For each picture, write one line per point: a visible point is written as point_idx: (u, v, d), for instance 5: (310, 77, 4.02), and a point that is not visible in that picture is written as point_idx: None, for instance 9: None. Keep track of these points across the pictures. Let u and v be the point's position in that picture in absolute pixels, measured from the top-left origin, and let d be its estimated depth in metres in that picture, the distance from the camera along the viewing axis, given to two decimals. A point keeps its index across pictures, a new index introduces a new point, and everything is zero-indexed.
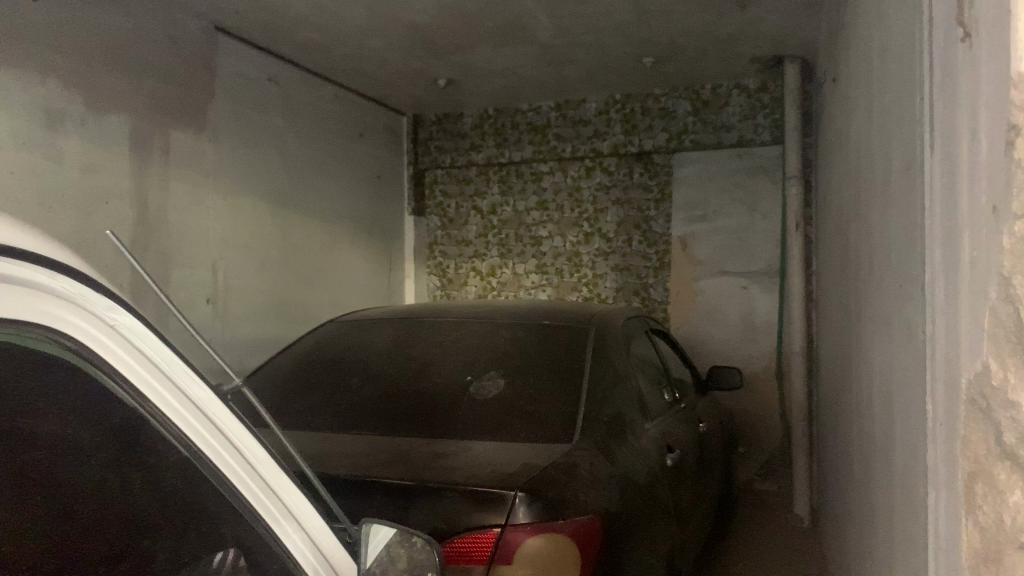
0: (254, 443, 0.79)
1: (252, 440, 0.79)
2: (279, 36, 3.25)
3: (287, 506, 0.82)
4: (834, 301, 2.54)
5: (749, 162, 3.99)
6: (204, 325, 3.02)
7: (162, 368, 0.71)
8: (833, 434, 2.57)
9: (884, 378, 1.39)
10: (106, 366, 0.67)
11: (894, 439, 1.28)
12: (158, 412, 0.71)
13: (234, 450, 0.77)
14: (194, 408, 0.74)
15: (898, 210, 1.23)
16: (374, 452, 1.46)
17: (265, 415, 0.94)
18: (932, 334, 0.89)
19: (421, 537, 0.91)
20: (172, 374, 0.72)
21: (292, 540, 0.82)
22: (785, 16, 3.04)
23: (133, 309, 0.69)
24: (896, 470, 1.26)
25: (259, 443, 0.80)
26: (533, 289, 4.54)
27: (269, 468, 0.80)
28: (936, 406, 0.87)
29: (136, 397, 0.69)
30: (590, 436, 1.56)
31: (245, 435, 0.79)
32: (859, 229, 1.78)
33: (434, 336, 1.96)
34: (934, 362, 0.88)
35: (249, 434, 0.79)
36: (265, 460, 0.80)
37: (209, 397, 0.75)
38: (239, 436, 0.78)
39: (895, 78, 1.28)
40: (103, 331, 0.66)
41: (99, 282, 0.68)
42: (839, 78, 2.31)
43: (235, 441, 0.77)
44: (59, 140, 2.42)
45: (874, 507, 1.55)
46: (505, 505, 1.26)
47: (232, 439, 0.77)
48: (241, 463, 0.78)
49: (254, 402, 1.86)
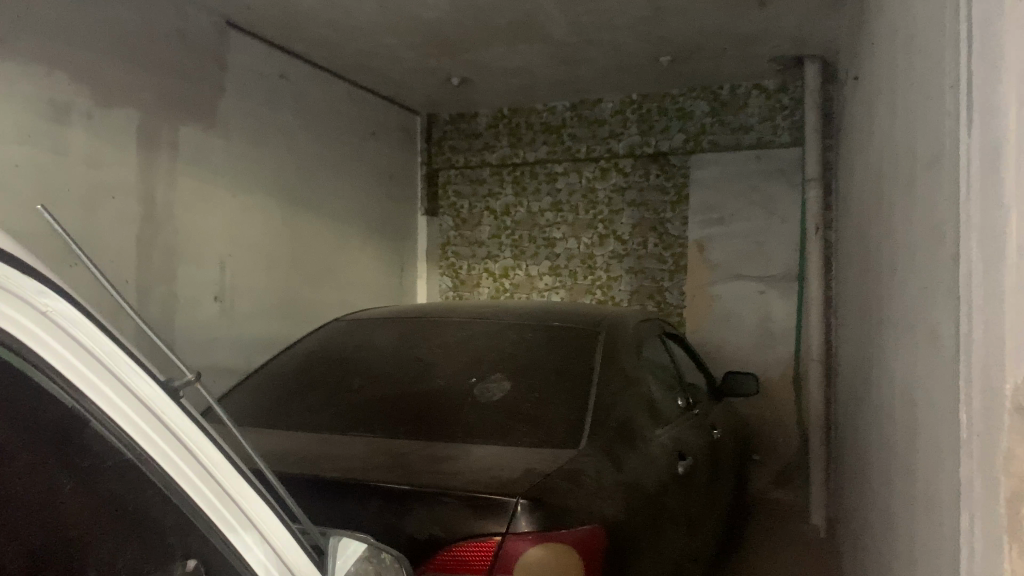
0: (207, 443, 0.75)
1: (204, 441, 0.75)
2: (290, 32, 3.22)
3: (246, 510, 0.78)
4: (855, 305, 2.46)
5: (768, 164, 3.90)
6: (212, 324, 3.00)
7: (102, 360, 0.68)
8: (852, 445, 2.49)
9: (906, 387, 1.32)
10: (34, 357, 0.63)
11: (917, 450, 1.21)
12: (97, 408, 0.67)
13: (185, 450, 0.73)
14: (137, 404, 0.70)
15: (924, 209, 1.17)
16: (370, 456, 1.41)
17: (225, 419, 0.89)
18: (967, 334, 0.83)
19: (390, 554, 0.92)
20: (113, 365, 0.68)
21: (252, 548, 0.78)
22: (805, 14, 2.96)
23: (67, 296, 0.67)
24: (919, 483, 1.19)
25: (213, 444, 0.76)
26: (546, 292, 4.48)
27: (225, 470, 0.76)
28: (971, 415, 0.81)
29: (70, 390, 0.65)
30: (597, 443, 1.50)
31: (198, 435, 0.75)
32: (881, 230, 1.71)
33: (437, 337, 1.91)
34: (969, 369, 0.81)
35: (202, 434, 0.76)
36: (219, 465, 0.76)
37: (155, 391, 0.72)
38: (191, 436, 0.74)
39: (921, 69, 1.22)
40: (32, 317, 0.63)
41: (30, 267, 0.65)
42: (861, 76, 2.23)
43: (187, 441, 0.73)
44: (65, 134, 2.40)
45: (895, 522, 1.48)
46: (506, 512, 1.20)
47: (183, 438, 0.73)
48: (193, 465, 0.73)
49: (252, 404, 1.81)
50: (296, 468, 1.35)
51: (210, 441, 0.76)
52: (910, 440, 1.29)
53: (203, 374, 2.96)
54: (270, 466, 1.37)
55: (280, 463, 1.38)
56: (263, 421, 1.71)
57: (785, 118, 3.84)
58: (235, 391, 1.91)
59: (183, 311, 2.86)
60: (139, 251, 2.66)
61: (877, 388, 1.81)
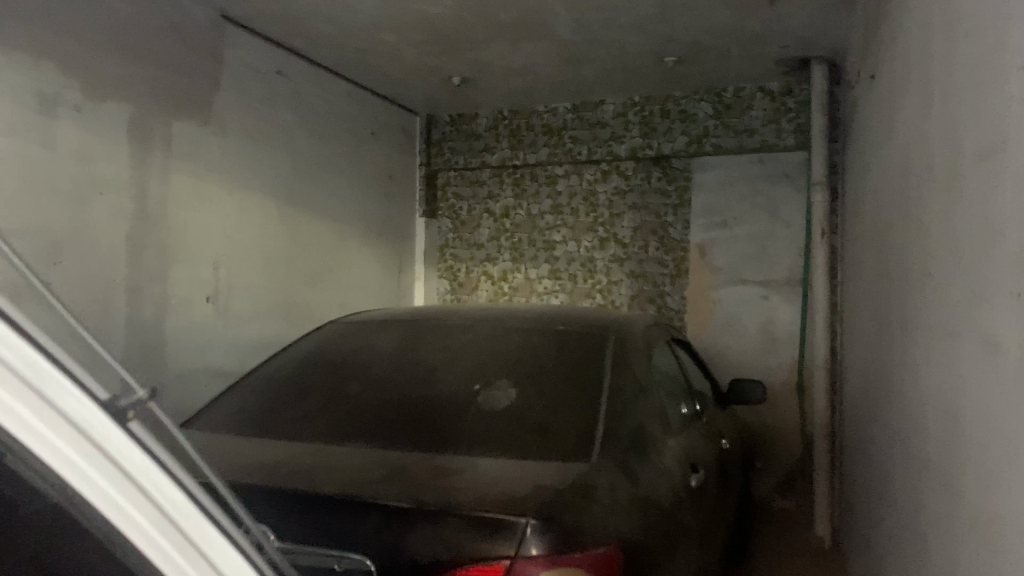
0: (163, 479, 0.62)
1: (160, 474, 0.62)
2: (288, 27, 3.13)
3: (212, 563, 0.66)
4: (869, 311, 2.39)
5: (772, 168, 3.85)
6: (204, 326, 2.91)
7: (21, 374, 0.54)
8: (865, 454, 2.41)
9: (952, 399, 1.25)
10: None
11: (971, 470, 1.13)
12: (11, 436, 0.54)
13: (133, 487, 0.60)
14: (71, 431, 0.57)
15: (975, 208, 1.10)
16: (370, 469, 1.33)
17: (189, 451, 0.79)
18: None
19: None
20: (37, 382, 0.55)
21: None
22: (816, 13, 2.90)
23: None
24: (972, 505, 1.12)
25: (169, 478, 0.63)
26: (546, 295, 4.41)
27: (184, 511, 0.64)
28: None
29: None
30: (611, 456, 1.42)
31: (150, 467, 0.62)
32: (908, 233, 1.64)
33: (439, 341, 1.83)
34: None
35: (157, 466, 0.62)
36: (177, 503, 0.63)
37: (93, 415, 0.58)
38: (141, 470, 0.61)
39: (971, 60, 1.14)
40: None
41: None
42: (881, 73, 2.16)
43: (134, 474, 0.60)
44: (54, 127, 2.31)
45: (930, 541, 1.40)
46: (517, 532, 1.12)
47: (129, 471, 0.60)
48: (142, 504, 0.61)
49: (245, 410, 1.73)
50: (291, 481, 1.27)
51: (167, 476, 0.63)
52: (953, 453, 1.21)
53: (195, 376, 2.87)
54: (263, 479, 1.28)
55: (274, 476, 1.29)
56: (256, 429, 1.63)
57: (790, 121, 3.77)
58: (229, 395, 1.82)
59: (176, 313, 2.78)
60: (129, 251, 2.58)
61: (901, 399, 1.73)
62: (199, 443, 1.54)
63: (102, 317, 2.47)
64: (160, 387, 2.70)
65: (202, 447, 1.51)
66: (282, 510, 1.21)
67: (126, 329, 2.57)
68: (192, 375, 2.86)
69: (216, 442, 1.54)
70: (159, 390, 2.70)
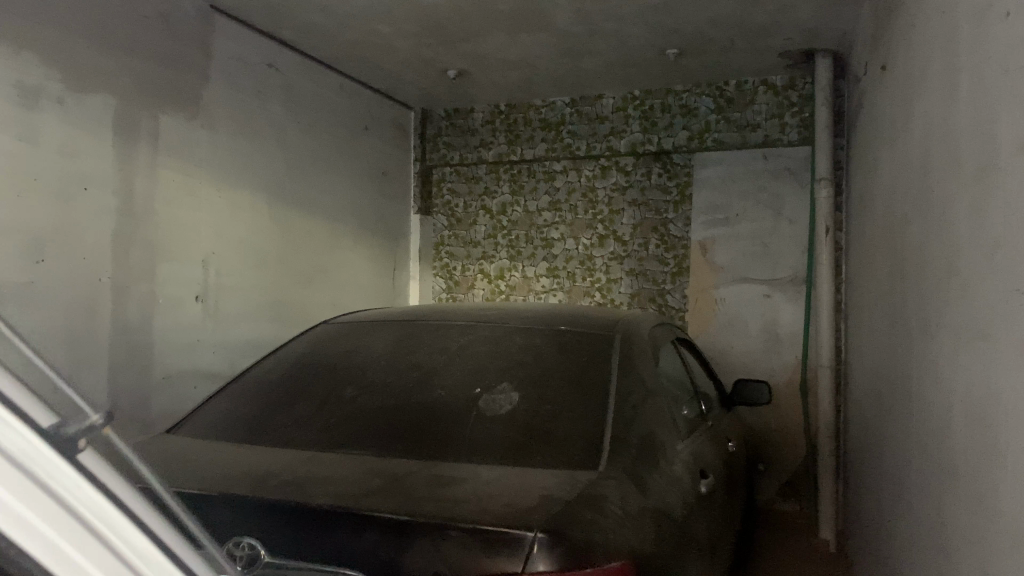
0: (123, 522, 0.53)
1: (120, 519, 0.53)
2: (280, 18, 3.04)
3: None
4: (880, 309, 2.31)
5: (775, 163, 3.76)
6: (193, 326, 2.82)
7: None
8: (877, 457, 2.34)
9: (985, 405, 1.16)
10: None
11: (1007, 481, 1.05)
12: None
13: (90, 535, 0.51)
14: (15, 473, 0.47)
15: (1014, 201, 1.02)
16: (364, 479, 1.24)
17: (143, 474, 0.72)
18: None
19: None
20: None
21: None
22: (823, 3, 2.82)
23: None
24: (1009, 519, 1.04)
25: (129, 519, 0.54)
26: (543, 294, 4.33)
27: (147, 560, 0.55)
28: None
29: None
30: (620, 463, 1.34)
31: (107, 509, 0.52)
32: (929, 228, 1.57)
33: (436, 342, 1.74)
34: None
35: (116, 508, 0.53)
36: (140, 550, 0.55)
37: (38, 451, 0.49)
38: (97, 513, 0.52)
39: (1009, 42, 1.07)
40: None
41: None
42: (894, 63, 2.08)
43: (90, 521, 0.51)
44: (36, 119, 2.22)
45: (959, 553, 1.32)
46: (524, 548, 1.04)
47: (85, 517, 0.51)
48: (100, 556, 0.51)
49: (232, 416, 1.64)
50: (280, 492, 1.18)
51: (127, 518, 0.54)
52: (991, 462, 1.13)
53: (183, 378, 2.78)
54: (250, 490, 1.19)
55: (262, 487, 1.21)
56: (244, 435, 1.54)
57: (793, 116, 3.70)
58: (215, 399, 1.74)
59: (164, 312, 2.69)
60: (115, 248, 2.49)
61: (922, 401, 1.66)
62: (183, 451, 1.45)
63: (86, 317, 2.38)
64: (147, 389, 2.62)
65: (184, 455, 1.42)
66: (270, 525, 1.13)
67: (112, 329, 2.48)
68: (181, 377, 2.77)
69: (200, 450, 1.46)
70: (147, 392, 2.61)
